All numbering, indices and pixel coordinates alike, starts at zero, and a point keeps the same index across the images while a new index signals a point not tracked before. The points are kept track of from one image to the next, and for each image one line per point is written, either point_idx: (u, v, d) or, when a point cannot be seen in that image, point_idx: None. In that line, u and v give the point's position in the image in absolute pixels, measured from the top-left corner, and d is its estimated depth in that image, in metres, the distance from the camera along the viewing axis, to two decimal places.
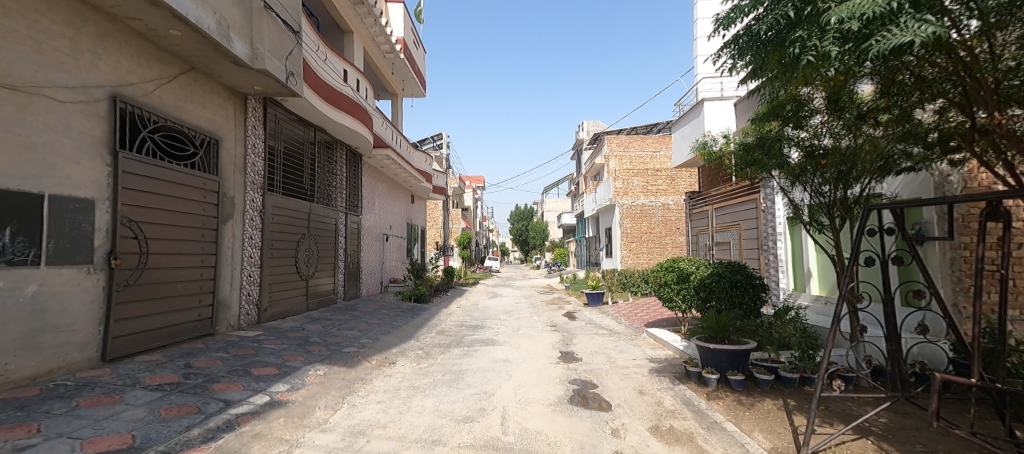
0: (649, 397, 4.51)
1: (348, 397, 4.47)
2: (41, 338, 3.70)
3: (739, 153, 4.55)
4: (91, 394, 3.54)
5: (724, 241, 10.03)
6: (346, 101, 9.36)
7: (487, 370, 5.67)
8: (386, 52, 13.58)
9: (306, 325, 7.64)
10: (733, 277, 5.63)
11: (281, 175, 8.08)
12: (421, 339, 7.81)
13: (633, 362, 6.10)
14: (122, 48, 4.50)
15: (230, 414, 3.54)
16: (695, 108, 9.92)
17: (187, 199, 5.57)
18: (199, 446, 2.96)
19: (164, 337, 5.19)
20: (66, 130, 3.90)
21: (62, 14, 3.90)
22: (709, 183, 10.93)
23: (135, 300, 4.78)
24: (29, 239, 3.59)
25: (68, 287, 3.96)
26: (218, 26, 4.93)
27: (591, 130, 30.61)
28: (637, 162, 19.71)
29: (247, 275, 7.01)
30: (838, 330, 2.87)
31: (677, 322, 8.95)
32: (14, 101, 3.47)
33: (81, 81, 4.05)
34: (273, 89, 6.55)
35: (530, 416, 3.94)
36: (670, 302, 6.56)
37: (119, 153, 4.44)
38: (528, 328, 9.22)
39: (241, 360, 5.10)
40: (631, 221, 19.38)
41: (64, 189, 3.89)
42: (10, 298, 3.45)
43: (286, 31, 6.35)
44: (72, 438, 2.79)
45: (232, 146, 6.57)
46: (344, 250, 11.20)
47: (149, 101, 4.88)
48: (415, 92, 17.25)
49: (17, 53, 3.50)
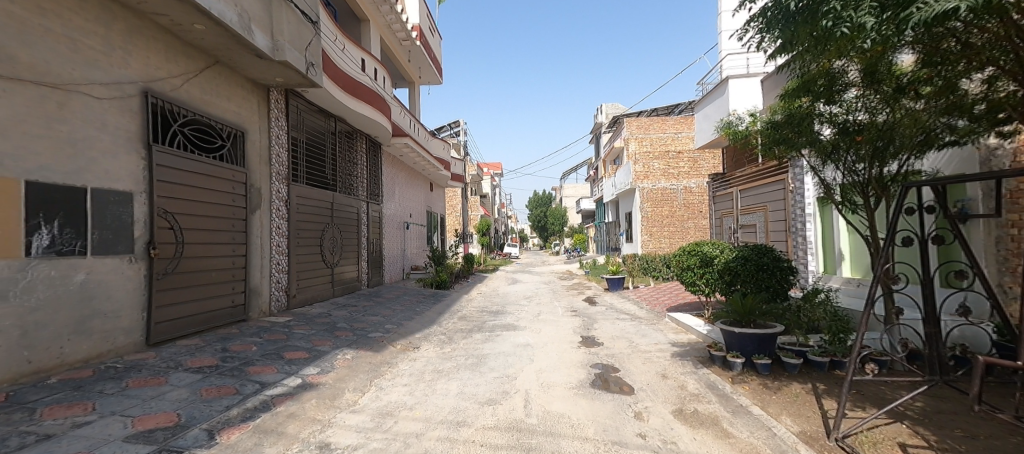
0: (672, 380, 4.49)
1: (375, 380, 4.62)
2: (90, 324, 3.93)
3: (765, 132, 4.39)
4: (138, 376, 3.76)
5: (749, 223, 9.76)
6: (364, 91, 9.42)
7: (509, 355, 5.74)
8: (402, 40, 13.53)
9: (333, 311, 7.88)
10: (760, 260, 5.47)
11: (304, 165, 8.25)
12: (443, 324, 7.96)
13: (655, 346, 6.05)
14: (151, 45, 4.64)
15: (265, 396, 3.71)
16: (719, 86, 9.56)
17: (217, 190, 5.76)
18: (239, 425, 3.12)
19: (201, 323, 5.44)
20: (103, 126, 4.07)
21: (93, 12, 4.02)
22: (734, 165, 10.60)
23: (173, 288, 5.00)
24: (75, 230, 3.80)
25: (114, 276, 4.19)
26: (239, 19, 5.01)
27: (610, 113, 30.40)
28: (657, 144, 19.30)
29: (276, 264, 7.27)
30: (871, 313, 2.76)
31: (701, 307, 8.79)
32: (54, 99, 3.63)
33: (114, 77, 4.19)
34: (294, 80, 6.65)
35: (553, 399, 3.98)
36: (693, 286, 6.48)
37: (153, 146, 4.62)
38: (548, 314, 9.26)
39: (273, 345, 5.31)
40: (652, 205, 19.07)
41: (105, 182, 4.07)
42: (61, 286, 3.66)
43: (305, 21, 6.40)
44: (123, 416, 2.98)
45: (257, 138, 6.73)
46: (366, 238, 11.41)
47: (177, 95, 5.03)
48: (432, 79, 17.26)
49: (54, 52, 3.64)
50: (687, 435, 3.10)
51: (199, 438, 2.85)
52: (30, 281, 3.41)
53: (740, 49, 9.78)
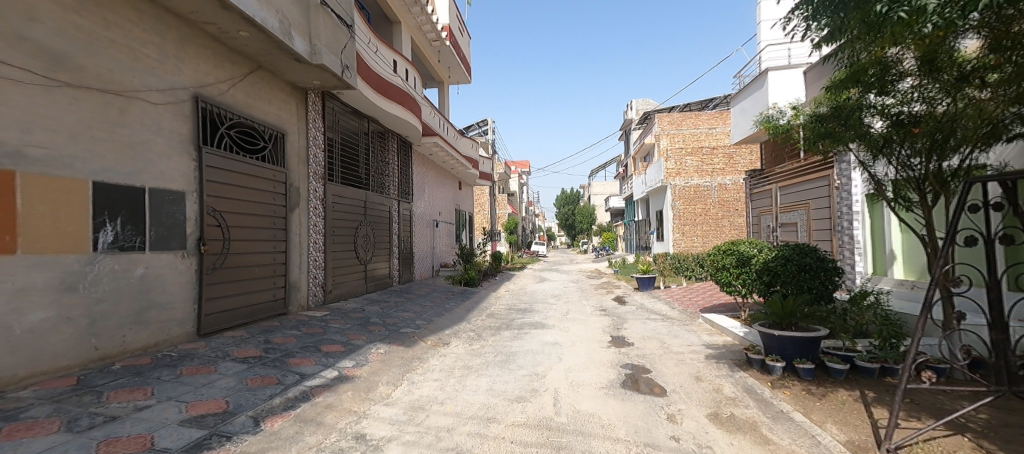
0: (707, 383, 4.37)
1: (407, 374, 4.73)
2: (148, 315, 4.22)
3: (809, 125, 4.18)
4: (191, 364, 4.00)
5: (789, 222, 9.35)
6: (396, 92, 9.62)
7: (537, 353, 5.74)
8: (432, 40, 13.73)
9: (366, 307, 8.12)
10: (802, 260, 5.22)
11: (340, 165, 8.52)
12: (472, 322, 8.05)
13: (688, 348, 5.90)
14: (200, 52, 4.90)
15: (305, 386, 3.87)
16: (758, 78, 9.18)
17: (259, 189, 6.04)
18: (281, 413, 3.27)
19: (246, 315, 5.73)
20: (159, 130, 4.35)
21: (151, 23, 4.30)
22: (774, 161, 10.17)
23: (221, 282, 5.28)
24: (135, 227, 4.08)
25: (168, 270, 4.47)
26: (280, 25, 5.22)
27: (640, 109, 29.80)
28: (690, 140, 18.77)
29: (313, 260, 7.55)
30: (929, 318, 2.58)
31: (737, 308, 8.49)
32: (117, 105, 3.90)
33: (169, 84, 4.47)
34: (330, 82, 6.87)
35: (582, 398, 3.96)
36: (728, 286, 6.26)
37: (203, 148, 4.89)
38: (576, 312, 9.19)
39: (311, 338, 5.53)
40: (684, 203, 18.57)
41: (160, 183, 4.35)
42: (123, 279, 3.94)
43: (340, 25, 6.59)
44: (178, 401, 3.18)
45: (296, 140, 7.01)
46: (397, 236, 11.67)
47: (224, 99, 5.30)
48: (461, 79, 17.42)
49: (116, 62, 3.91)
50: (723, 440, 3.01)
51: (246, 424, 3.01)
52: (97, 274, 3.69)
53: (781, 39, 9.36)
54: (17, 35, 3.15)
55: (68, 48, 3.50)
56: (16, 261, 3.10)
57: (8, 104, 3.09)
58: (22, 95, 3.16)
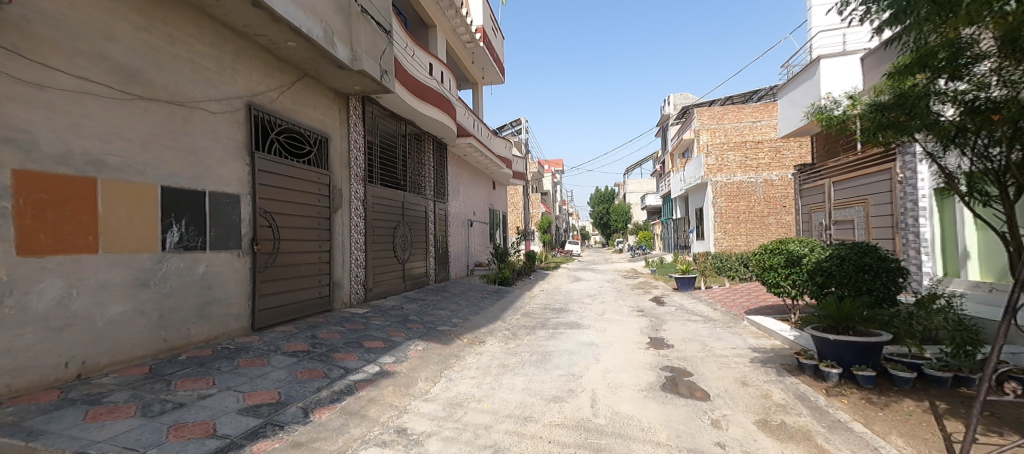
0: (754, 388, 4.16)
1: (445, 371, 4.82)
2: (209, 310, 4.52)
3: (868, 115, 3.90)
4: (246, 356, 4.26)
5: (844, 219, 8.77)
6: (432, 94, 9.81)
7: (573, 353, 5.68)
8: (466, 42, 13.89)
9: (405, 304, 8.34)
10: (860, 260, 4.87)
11: (379, 167, 8.78)
12: (507, 320, 8.08)
13: (732, 351, 5.65)
14: (253, 63, 5.20)
15: (349, 380, 4.02)
16: (809, 67, 8.66)
17: (306, 192, 6.33)
18: (329, 405, 3.42)
19: (295, 311, 6.03)
20: (217, 137, 4.65)
21: (210, 37, 4.60)
22: (827, 154, 9.57)
23: (272, 279, 5.58)
24: (197, 228, 4.39)
25: (226, 268, 4.77)
26: (324, 34, 5.45)
27: (678, 104, 28.89)
28: (732, 135, 18.00)
29: (355, 259, 7.84)
30: (1012, 323, 2.35)
31: (785, 310, 8.05)
32: (181, 115, 4.20)
33: (225, 93, 4.77)
34: (370, 87, 7.10)
35: (621, 400, 3.89)
36: (776, 287, 5.94)
37: (255, 153, 5.19)
38: (612, 313, 9.02)
39: (354, 334, 5.74)
40: (726, 200, 17.84)
41: (219, 186, 4.65)
42: (187, 276, 4.24)
43: (379, 31, 6.79)
44: (236, 391, 3.39)
45: (338, 143, 7.29)
46: (433, 236, 11.91)
47: (274, 107, 5.60)
48: (494, 79, 17.53)
49: (180, 75, 4.21)
50: (772, 449, 2.87)
51: (297, 415, 3.17)
52: (165, 272, 4.00)
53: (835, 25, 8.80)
54: (97, 54, 3.46)
55: (139, 64, 3.81)
56: (98, 259, 3.42)
57: (91, 117, 3.39)
58: (102, 108, 3.47)
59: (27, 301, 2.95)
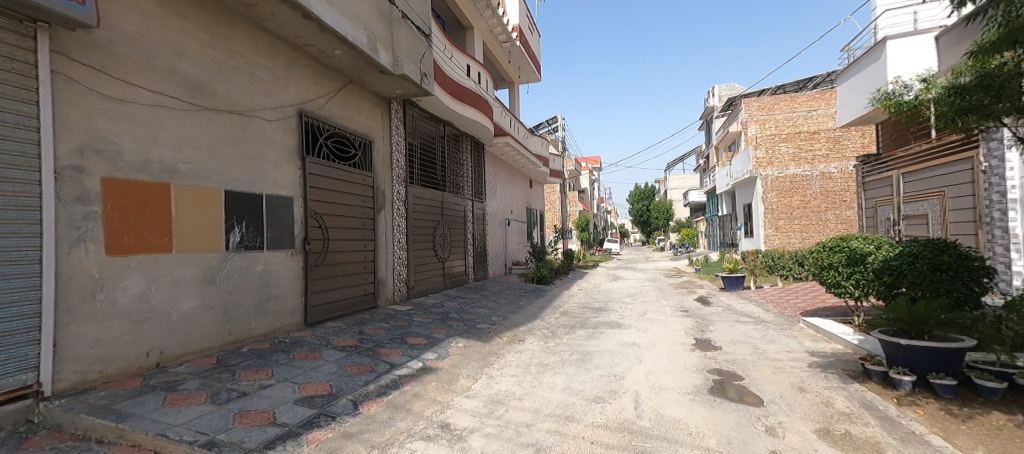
0: (814, 395, 3.90)
1: (486, 369, 4.86)
2: (267, 305, 4.81)
3: (946, 100, 3.53)
4: (301, 350, 4.50)
5: (916, 213, 8.04)
6: (470, 95, 9.93)
7: (615, 353, 5.57)
8: (503, 42, 13.94)
9: (445, 302, 8.50)
10: (936, 258, 4.44)
11: (419, 168, 9.00)
12: (546, 319, 8.05)
13: (787, 355, 5.33)
14: (304, 72, 5.47)
15: (395, 375, 4.15)
16: (873, 50, 8.00)
17: (352, 193, 6.60)
18: (376, 398, 3.55)
19: (343, 308, 6.30)
20: (272, 143, 4.93)
21: (265, 49, 4.88)
22: (895, 143, 8.82)
23: (323, 277, 5.86)
24: (256, 229, 4.68)
25: (282, 267, 5.06)
26: (368, 40, 5.64)
27: (723, 95, 27.58)
28: (784, 125, 16.96)
29: (398, 258, 8.08)
30: None
31: (847, 312, 7.48)
32: (241, 123, 4.49)
33: (279, 102, 5.05)
34: (411, 90, 7.28)
35: (666, 403, 3.77)
36: (836, 287, 5.54)
37: (306, 158, 5.46)
38: (655, 313, 8.76)
39: (398, 330, 5.92)
40: (778, 195, 16.86)
41: (274, 190, 4.94)
42: (248, 274, 4.54)
43: (419, 36, 6.94)
44: (293, 382, 3.59)
45: (381, 146, 7.53)
46: (472, 235, 12.06)
47: (322, 113, 5.87)
48: (530, 78, 17.50)
49: (240, 86, 4.50)
50: None
51: (348, 406, 3.31)
52: (229, 270, 4.30)
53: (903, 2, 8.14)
54: (169, 70, 3.76)
55: (205, 77, 4.11)
56: (172, 258, 3.72)
57: (165, 128, 3.70)
58: (174, 119, 3.77)
59: (115, 296, 3.25)
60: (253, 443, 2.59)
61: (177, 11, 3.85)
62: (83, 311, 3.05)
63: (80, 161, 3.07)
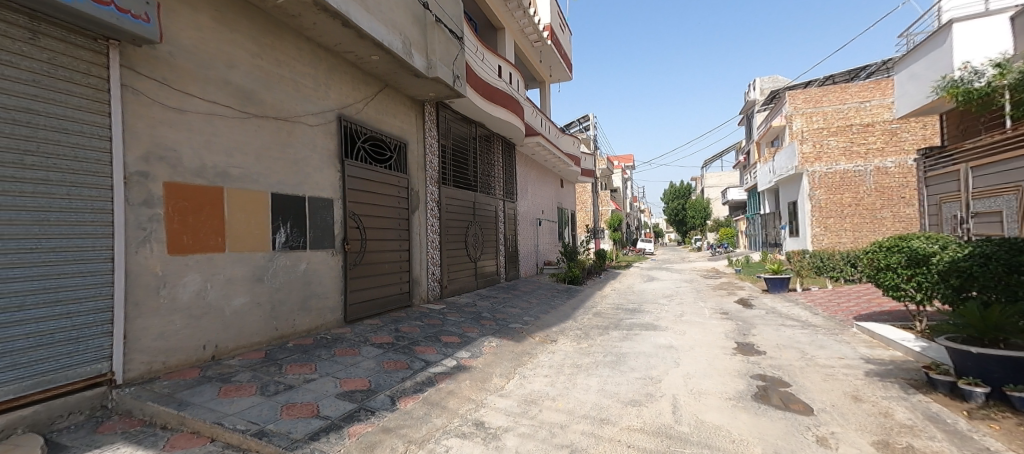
0: (870, 405, 3.66)
1: (519, 368, 4.88)
2: (310, 303, 5.02)
3: None
4: (341, 346, 4.66)
5: (987, 210, 7.38)
6: (501, 96, 9.97)
7: (650, 355, 5.44)
8: (534, 41, 13.92)
9: (478, 302, 8.58)
10: (1013, 259, 4.05)
11: (452, 169, 9.12)
12: (579, 320, 7.98)
13: (838, 361, 5.03)
14: (343, 78, 5.67)
15: (430, 372, 4.23)
16: (936, 34, 7.44)
17: (388, 195, 6.78)
18: (412, 395, 3.63)
19: (380, 306, 6.48)
20: (314, 147, 5.14)
21: (308, 57, 5.09)
22: (962, 135, 8.13)
23: (361, 276, 6.05)
24: (299, 230, 4.90)
25: (323, 266, 5.26)
26: (403, 45, 5.77)
27: (765, 88, 26.37)
28: (833, 118, 16.01)
29: (432, 257, 8.23)
30: None
31: (905, 317, 6.96)
32: (286, 129, 4.71)
33: (321, 108, 5.26)
34: (444, 93, 7.40)
35: (706, 408, 3.64)
36: (896, 290, 5.17)
37: (345, 161, 5.65)
38: (692, 315, 8.49)
39: (432, 328, 6.03)
40: (826, 192, 15.96)
41: (316, 192, 5.14)
42: (292, 272, 4.75)
43: (452, 39, 7.04)
44: (334, 377, 3.73)
45: (415, 148, 7.69)
46: (503, 235, 12.12)
47: (360, 117, 6.06)
48: (562, 76, 17.39)
49: (285, 93, 4.72)
50: None
51: (386, 402, 3.40)
52: (275, 269, 4.52)
53: None
54: (222, 80, 4.00)
55: (254, 86, 4.33)
56: (225, 257, 3.94)
57: (219, 135, 3.93)
58: (227, 126, 4.00)
59: (176, 292, 3.49)
60: (299, 434, 2.71)
61: (229, 24, 4.09)
62: (148, 306, 3.29)
63: (146, 167, 3.32)
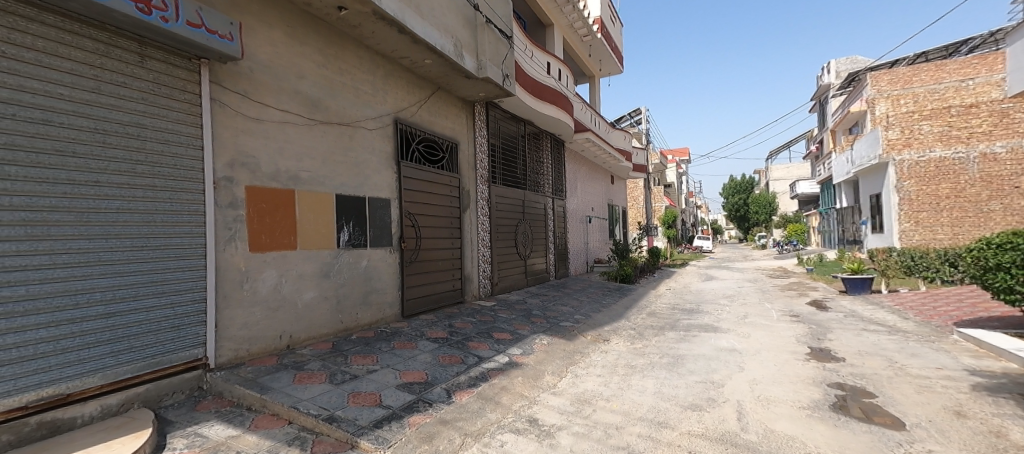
0: (977, 422, 3.23)
1: (570, 367, 4.82)
2: (370, 298, 5.29)
3: None
4: (399, 340, 4.87)
5: None
6: (551, 93, 9.91)
7: (711, 358, 5.17)
8: (583, 36, 13.67)
9: (529, 299, 8.60)
10: None
11: (501, 168, 9.20)
12: (633, 319, 7.76)
13: (935, 372, 4.48)
14: (399, 83, 5.91)
15: (483, 368, 4.30)
16: None
17: (440, 194, 6.97)
18: (467, 389, 3.71)
19: (434, 302, 6.69)
20: (373, 150, 5.40)
21: (367, 65, 5.35)
22: None
23: (416, 273, 6.27)
24: (361, 229, 5.17)
25: (382, 263, 5.52)
26: (455, 48, 5.90)
27: (841, 71, 24.04)
28: (926, 100, 14.28)
29: (483, 255, 8.37)
30: None
31: (1021, 324, 6.06)
32: (348, 134, 4.99)
33: (379, 112, 5.52)
34: (494, 93, 7.48)
35: (775, 417, 3.40)
36: (1009, 293, 4.52)
37: (400, 162, 5.88)
38: (757, 317, 7.95)
39: (484, 325, 6.12)
40: (917, 182, 14.24)
41: (375, 192, 5.40)
42: (355, 269, 5.03)
43: (502, 38, 7.09)
44: (394, 369, 3.91)
45: (466, 148, 7.84)
46: (553, 232, 12.05)
47: (415, 120, 6.29)
48: (612, 70, 16.94)
49: (347, 100, 5.00)
50: None
51: (442, 395, 3.51)
52: (340, 265, 4.81)
53: None
54: (293, 90, 4.31)
55: (320, 94, 4.63)
56: (297, 254, 4.25)
57: (290, 141, 4.25)
58: (297, 133, 4.32)
59: (256, 286, 3.81)
60: (364, 421, 2.87)
61: (299, 39, 4.40)
62: (234, 299, 3.62)
63: (231, 172, 3.66)
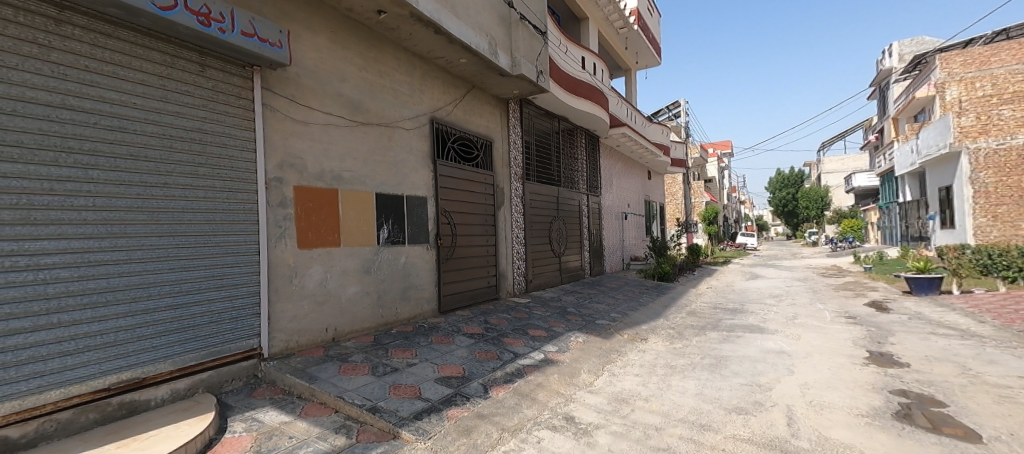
0: None
1: (607, 365, 4.75)
2: (409, 293, 5.42)
3: None
4: (437, 334, 4.97)
5: None
6: (585, 88, 9.77)
7: (757, 361, 4.93)
8: (619, 28, 13.36)
9: (563, 297, 8.54)
10: None
11: (535, 165, 9.18)
12: (672, 319, 7.52)
13: (1016, 381, 4.06)
14: (435, 82, 6.01)
15: (519, 364, 4.32)
16: None
17: (475, 191, 7.04)
18: (503, 384, 3.74)
19: (470, 298, 6.78)
20: (411, 149, 5.53)
21: (404, 66, 5.47)
22: None
23: (452, 270, 6.38)
24: (399, 226, 5.31)
25: (420, 260, 5.65)
26: (489, 46, 5.92)
27: (905, 53, 22.18)
28: (1009, 81, 12.93)
29: (517, 252, 8.39)
30: None
31: None
32: (387, 134, 5.14)
33: (415, 112, 5.63)
34: (528, 89, 7.46)
35: (830, 423, 3.20)
36: None
37: (436, 161, 5.99)
38: (807, 318, 7.49)
39: (519, 321, 6.13)
40: (995, 173, 12.98)
41: (412, 191, 5.53)
42: (394, 266, 5.18)
43: (536, 35, 7.06)
44: (432, 363, 4.00)
45: (500, 145, 7.87)
46: (588, 229, 11.90)
47: (450, 119, 6.38)
48: (649, 62, 16.45)
49: (386, 101, 5.14)
50: None
51: (479, 389, 3.56)
52: (380, 262, 4.96)
53: None
54: (336, 93, 4.47)
55: (361, 96, 4.79)
56: (341, 251, 4.42)
57: (334, 142, 4.42)
58: (340, 134, 4.49)
59: (304, 281, 4.00)
60: (405, 413, 2.96)
61: (341, 43, 4.56)
62: (284, 293, 3.82)
63: (281, 173, 3.86)
